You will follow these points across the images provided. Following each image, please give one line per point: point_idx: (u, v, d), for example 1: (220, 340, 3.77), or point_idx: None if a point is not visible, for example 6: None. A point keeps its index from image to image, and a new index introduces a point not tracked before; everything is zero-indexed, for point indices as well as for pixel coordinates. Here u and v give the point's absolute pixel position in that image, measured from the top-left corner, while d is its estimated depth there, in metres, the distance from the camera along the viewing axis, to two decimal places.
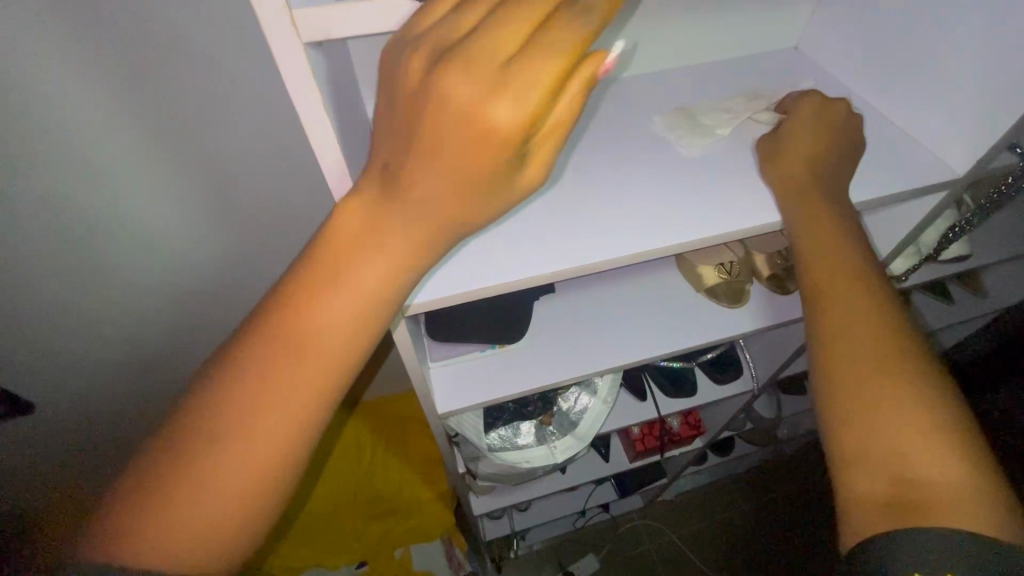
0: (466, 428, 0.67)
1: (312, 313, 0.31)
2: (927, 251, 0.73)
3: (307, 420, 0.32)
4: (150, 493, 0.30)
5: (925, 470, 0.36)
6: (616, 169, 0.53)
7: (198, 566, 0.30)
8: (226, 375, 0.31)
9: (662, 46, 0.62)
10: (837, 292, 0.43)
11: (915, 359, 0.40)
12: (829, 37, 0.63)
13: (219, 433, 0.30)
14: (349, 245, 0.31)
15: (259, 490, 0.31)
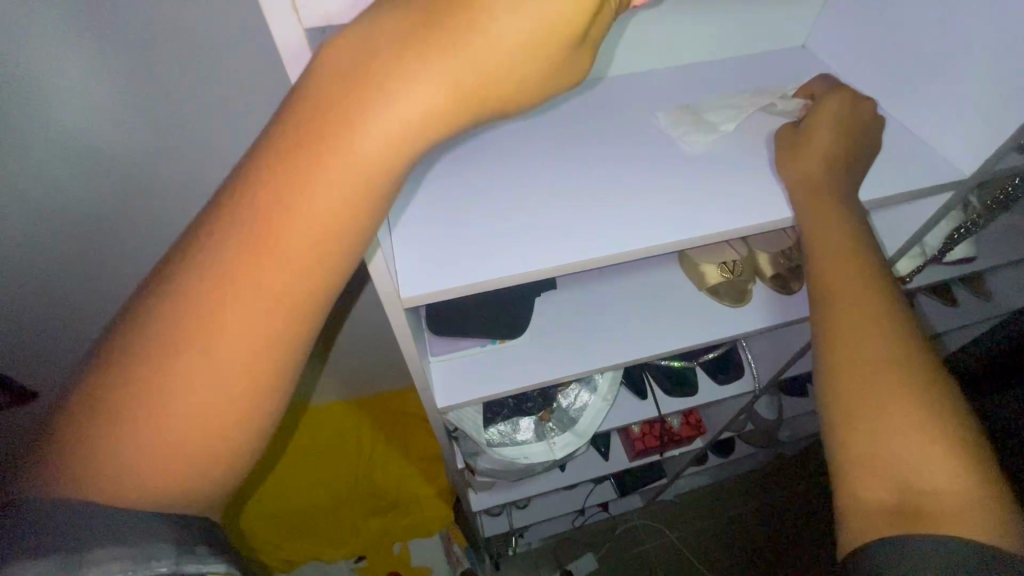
0: (464, 423, 0.67)
1: (277, 206, 0.26)
2: (932, 253, 0.72)
3: (270, 335, 0.27)
4: (104, 402, 0.27)
5: (925, 478, 0.36)
6: (619, 164, 0.53)
7: (168, 485, 0.28)
8: (163, 328, 0.27)
9: (669, 42, 0.62)
10: (847, 297, 0.43)
11: (923, 367, 0.40)
12: (838, 37, 0.63)
13: (173, 341, 0.27)
14: (306, 160, 0.25)
15: (218, 411, 0.27)
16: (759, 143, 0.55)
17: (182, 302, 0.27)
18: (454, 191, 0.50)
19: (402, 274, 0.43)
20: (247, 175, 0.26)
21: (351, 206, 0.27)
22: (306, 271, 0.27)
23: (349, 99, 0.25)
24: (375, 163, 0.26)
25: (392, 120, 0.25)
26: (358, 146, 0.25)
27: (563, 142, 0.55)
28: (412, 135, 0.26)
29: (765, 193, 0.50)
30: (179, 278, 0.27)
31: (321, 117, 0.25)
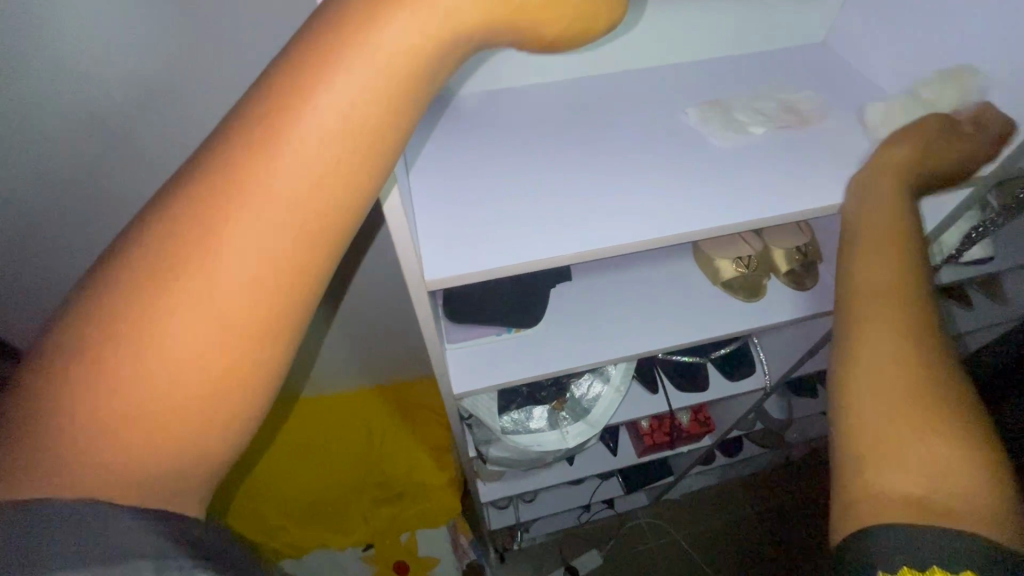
0: (479, 409, 0.68)
1: (287, 122, 0.22)
2: (949, 253, 0.73)
3: (261, 283, 0.22)
4: (57, 361, 0.21)
5: (935, 459, 0.31)
6: (640, 156, 0.53)
7: (128, 474, 0.22)
8: (104, 307, 0.21)
9: (691, 37, 0.62)
10: (878, 264, 0.39)
11: (940, 341, 0.36)
12: (859, 33, 0.63)
13: (145, 285, 0.21)
14: (295, 94, 0.22)
15: (187, 381, 0.22)
16: (783, 142, 0.56)
17: (128, 275, 0.21)
18: (476, 180, 0.51)
19: (427, 258, 0.44)
20: (229, 122, 0.23)
21: (348, 154, 0.23)
22: (308, 208, 0.22)
23: (351, 25, 0.23)
24: (385, 90, 0.23)
25: (397, 49, 0.23)
26: (357, 79, 0.22)
27: (585, 132, 0.56)
28: (417, 68, 0.24)
29: (786, 188, 0.51)
30: (129, 246, 0.22)
31: (317, 50, 0.23)
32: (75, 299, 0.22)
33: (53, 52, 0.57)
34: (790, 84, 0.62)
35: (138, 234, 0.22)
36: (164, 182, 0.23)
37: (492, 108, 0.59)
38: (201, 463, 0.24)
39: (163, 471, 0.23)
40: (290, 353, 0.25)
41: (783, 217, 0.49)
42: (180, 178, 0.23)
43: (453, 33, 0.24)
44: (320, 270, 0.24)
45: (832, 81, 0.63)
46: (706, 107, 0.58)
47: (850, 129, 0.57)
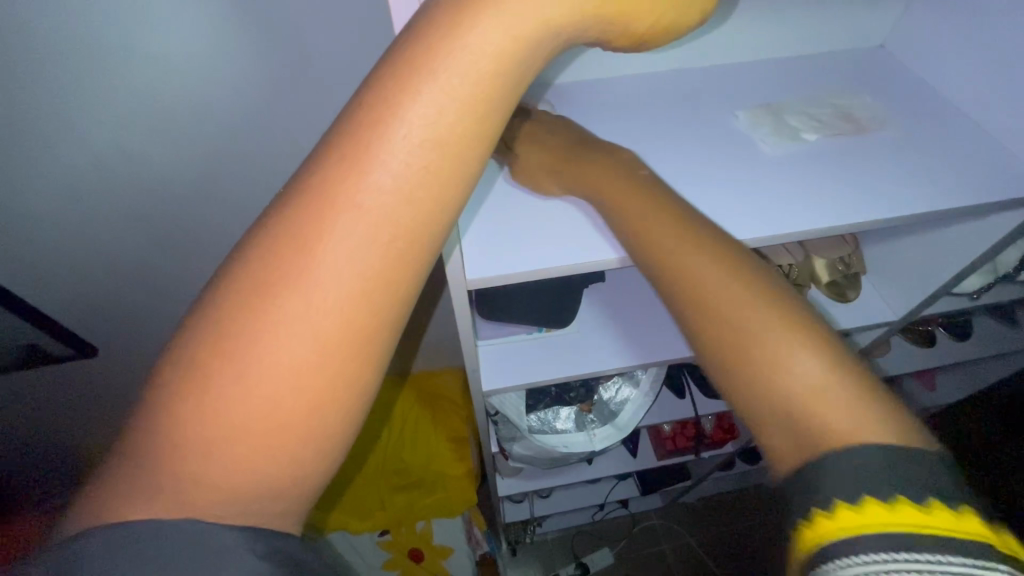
0: (506, 408, 0.69)
1: (374, 152, 0.22)
2: (1006, 271, 0.70)
3: (352, 310, 0.23)
4: (172, 392, 0.24)
5: (795, 378, 0.28)
6: (689, 160, 0.52)
7: (238, 490, 0.25)
8: (212, 329, 0.24)
9: (741, 37, 0.60)
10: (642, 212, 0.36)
11: (734, 257, 0.33)
12: (922, 38, 0.60)
13: (248, 320, 0.23)
14: (383, 112, 0.22)
15: (288, 405, 0.24)
16: (837, 150, 0.54)
17: (234, 300, 0.23)
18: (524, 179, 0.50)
19: (472, 257, 0.44)
20: (323, 140, 0.24)
21: (434, 170, 0.23)
22: (396, 235, 0.23)
23: (439, 33, 0.23)
24: (471, 108, 0.23)
25: (482, 57, 0.23)
26: (443, 91, 0.22)
27: (634, 131, 0.54)
28: (504, 74, 0.23)
29: (846, 199, 0.49)
30: (236, 270, 0.24)
31: (403, 64, 0.23)
32: (193, 320, 0.24)
33: (98, 58, 0.54)
34: (844, 90, 0.59)
35: (244, 257, 0.24)
36: (262, 210, 0.25)
37: (545, 106, 0.57)
38: (302, 473, 0.25)
39: (268, 479, 0.25)
40: (377, 370, 0.25)
41: (841, 228, 0.48)
42: (273, 214, 0.24)
43: (544, 29, 0.24)
44: (409, 287, 0.24)
45: (889, 86, 0.60)
46: (754, 109, 0.57)
47: (912, 140, 0.55)
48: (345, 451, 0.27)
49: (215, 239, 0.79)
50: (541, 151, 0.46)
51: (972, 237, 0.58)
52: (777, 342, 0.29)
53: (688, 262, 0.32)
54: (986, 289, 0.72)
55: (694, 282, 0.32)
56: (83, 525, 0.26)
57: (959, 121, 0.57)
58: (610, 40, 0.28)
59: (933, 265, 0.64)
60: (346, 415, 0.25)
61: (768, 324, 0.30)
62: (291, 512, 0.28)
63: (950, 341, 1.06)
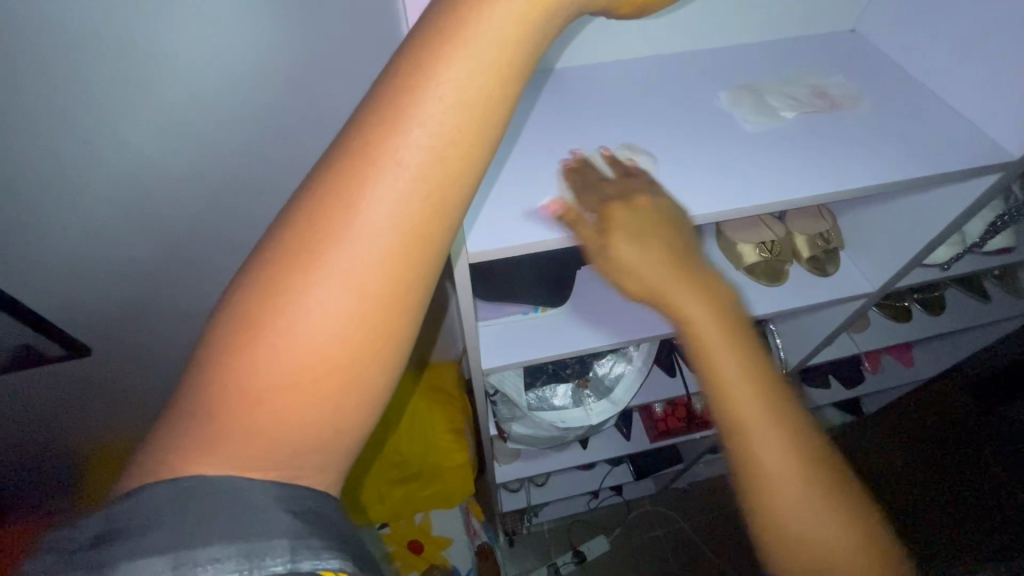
0: (505, 385, 0.71)
1: (408, 113, 0.24)
2: (972, 241, 0.75)
3: (392, 262, 0.25)
4: (223, 345, 0.25)
5: (815, 539, 0.38)
6: (676, 135, 0.55)
7: (283, 441, 0.26)
8: (263, 284, 0.25)
9: (722, 22, 0.62)
10: (729, 379, 0.39)
11: (797, 440, 0.39)
12: (891, 22, 0.63)
13: (296, 274, 0.25)
14: (417, 78, 0.24)
15: (330, 353, 0.25)
16: (818, 131, 0.57)
17: (284, 256, 0.25)
18: (524, 160, 0.51)
19: (476, 230, 0.45)
20: (360, 105, 0.26)
21: (464, 131, 0.25)
22: (432, 194, 0.25)
23: (467, 5, 0.24)
24: (496, 73, 0.25)
25: (504, 27, 0.25)
26: (471, 56, 0.24)
27: (623, 112, 0.57)
28: (525, 41, 0.25)
29: (824, 172, 0.52)
30: (284, 230, 0.25)
31: (432, 34, 0.24)
32: (244, 277, 0.26)
33: None
34: (820, 71, 0.63)
35: (291, 216, 0.25)
36: (303, 176, 0.26)
37: (545, 91, 0.59)
38: (344, 422, 0.27)
39: (315, 427, 0.26)
40: (412, 322, 0.27)
41: (820, 198, 0.51)
42: (314, 176, 0.26)
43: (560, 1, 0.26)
44: (440, 244, 0.26)
45: (860, 67, 0.64)
46: (619, 149, 0.52)
47: (884, 114, 0.58)
48: (382, 405, 0.29)
49: (227, 257, 0.77)
50: (641, 241, 0.43)
51: (938, 204, 0.62)
52: (802, 512, 0.38)
53: (738, 393, 0.38)
54: (955, 260, 0.76)
55: (763, 467, 0.38)
56: (140, 479, 0.27)
57: (927, 99, 0.61)
58: (615, 10, 0.30)
59: (904, 235, 0.67)
60: (385, 364, 0.27)
61: (805, 504, 0.38)
62: (331, 469, 0.29)
63: (926, 315, 1.10)
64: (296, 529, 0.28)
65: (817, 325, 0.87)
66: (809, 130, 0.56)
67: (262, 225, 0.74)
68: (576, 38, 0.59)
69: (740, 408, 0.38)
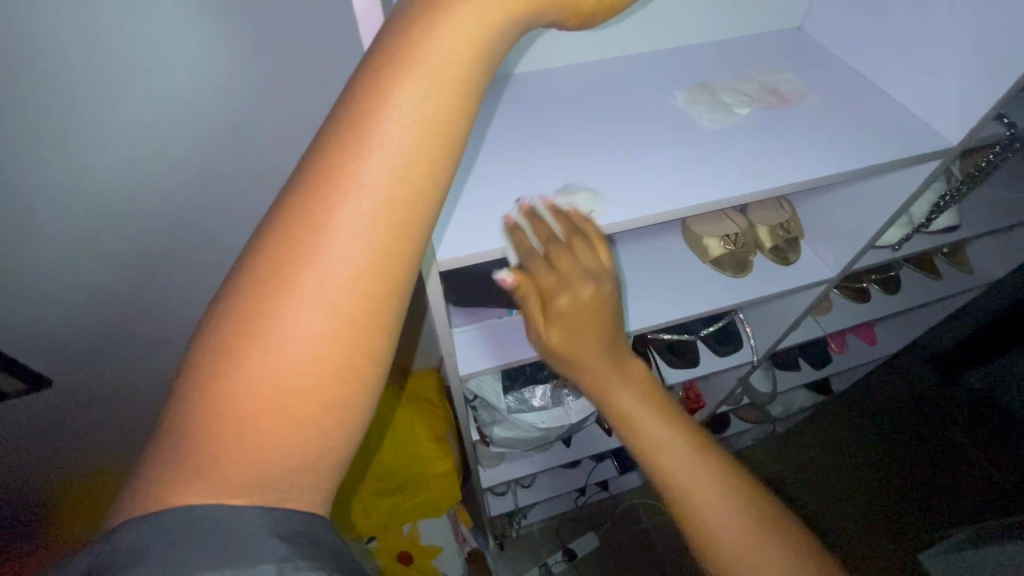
0: (485, 390, 0.71)
1: (371, 135, 0.24)
2: (919, 222, 0.79)
3: (364, 281, 0.25)
4: (200, 375, 0.25)
5: (709, 530, 0.38)
6: (638, 137, 0.56)
7: (267, 467, 0.26)
8: (237, 312, 0.25)
9: (673, 25, 0.64)
10: (602, 381, 0.43)
11: (676, 427, 0.42)
12: (833, 18, 0.66)
13: (270, 301, 0.25)
14: (376, 99, 0.24)
15: (309, 376, 0.25)
16: (773, 125, 0.58)
17: (254, 283, 0.25)
18: (491, 167, 0.52)
19: (450, 236, 0.46)
20: (322, 130, 0.26)
21: (425, 148, 0.25)
22: (400, 213, 0.25)
23: (418, 26, 0.25)
24: (453, 90, 0.25)
25: (457, 44, 0.25)
26: (426, 75, 0.25)
27: (585, 114, 0.58)
28: (479, 58, 0.26)
29: (778, 164, 0.54)
30: (255, 257, 0.25)
31: (388, 56, 0.25)
32: (218, 307, 0.26)
33: None
34: (770, 67, 0.65)
35: (262, 241, 0.25)
36: (271, 203, 0.26)
37: (508, 97, 0.60)
38: (327, 444, 0.27)
39: (299, 452, 0.26)
40: (390, 337, 0.27)
41: (775, 190, 0.53)
42: (281, 203, 0.26)
43: (509, 17, 0.26)
44: (411, 261, 0.26)
45: (807, 63, 0.66)
46: (520, 171, 0.52)
47: (831, 107, 0.61)
48: (365, 422, 0.29)
49: (200, 283, 0.75)
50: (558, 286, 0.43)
51: (888, 190, 0.64)
52: (694, 501, 0.39)
53: (608, 390, 0.43)
54: (905, 241, 0.80)
55: (653, 459, 0.41)
56: (122, 518, 0.27)
57: (869, 90, 0.64)
58: (564, 20, 0.31)
59: (857, 220, 0.70)
60: (364, 383, 0.27)
61: (699, 494, 0.39)
62: (317, 493, 0.29)
63: (883, 295, 1.15)
64: (285, 551, 0.28)
65: (784, 310, 0.90)
66: (763, 124, 0.58)
67: (230, 246, 0.73)
68: (537, 45, 0.60)
69: (617, 405, 0.43)
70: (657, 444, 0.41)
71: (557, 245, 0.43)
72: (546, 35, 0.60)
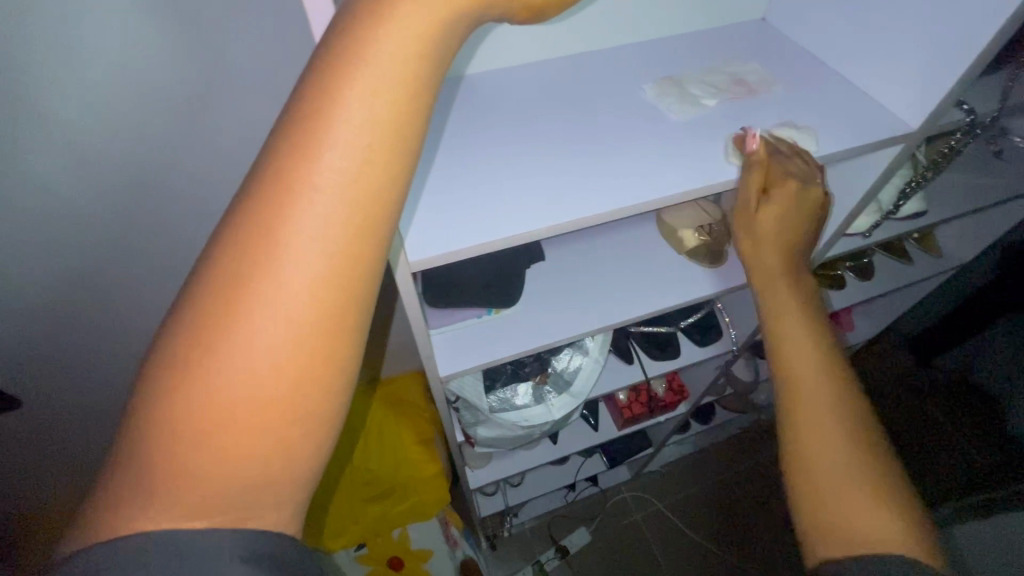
0: (466, 391, 0.71)
1: (319, 138, 0.24)
2: (887, 209, 0.81)
3: (324, 288, 0.24)
4: (154, 392, 0.24)
5: (847, 487, 0.44)
6: (608, 133, 0.56)
7: (231, 483, 0.25)
8: (191, 325, 0.24)
9: (640, 19, 0.65)
10: (787, 337, 0.52)
11: (846, 395, 0.48)
12: (795, 7, 0.67)
13: (224, 312, 0.24)
14: (322, 101, 0.24)
15: (270, 387, 0.25)
16: (741, 115, 0.59)
17: (208, 295, 0.24)
18: (460, 165, 0.52)
19: (419, 237, 0.45)
20: (270, 135, 0.25)
21: (377, 148, 0.25)
22: (356, 216, 0.25)
23: (361, 25, 0.24)
24: (402, 89, 0.25)
25: (404, 42, 0.24)
26: (373, 74, 0.24)
27: (554, 110, 0.58)
28: (427, 55, 0.25)
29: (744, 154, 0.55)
30: (207, 268, 0.25)
31: (333, 56, 0.24)
32: (171, 321, 0.25)
33: None
34: (737, 58, 0.66)
35: (213, 252, 0.25)
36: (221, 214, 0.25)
37: (476, 95, 0.60)
38: (296, 454, 0.26)
39: (266, 464, 0.26)
40: (354, 343, 0.27)
41: (742, 180, 0.53)
42: (231, 212, 0.25)
43: (455, 12, 0.26)
44: (372, 265, 0.26)
45: (771, 54, 0.67)
46: (488, 170, 0.51)
47: (795, 96, 0.62)
48: (334, 430, 0.28)
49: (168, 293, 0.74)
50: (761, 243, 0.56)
51: (854, 177, 0.66)
52: (837, 460, 0.45)
53: (795, 350, 0.51)
54: (875, 227, 0.82)
55: (804, 414, 0.48)
56: (77, 546, 0.26)
57: (833, 78, 0.65)
58: (512, 14, 0.30)
59: (827, 207, 0.71)
60: (331, 391, 0.26)
61: (843, 454, 0.45)
62: (285, 506, 0.28)
63: (858, 281, 1.18)
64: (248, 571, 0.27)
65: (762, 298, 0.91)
66: (731, 114, 0.59)
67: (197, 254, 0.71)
68: (503, 42, 0.60)
69: (795, 364, 0.50)
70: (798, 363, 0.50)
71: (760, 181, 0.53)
72: (512, 32, 0.60)
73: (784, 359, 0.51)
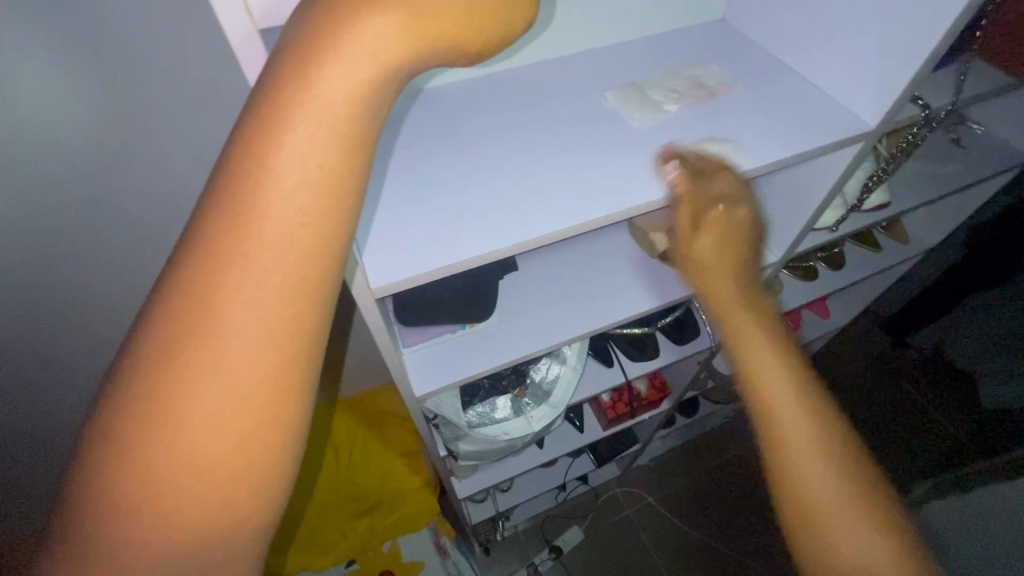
0: (444, 408, 0.70)
1: (251, 200, 0.22)
2: (852, 201, 0.82)
3: (267, 357, 0.23)
4: (87, 471, 0.22)
5: (842, 542, 0.36)
6: (573, 146, 0.55)
7: (175, 562, 0.24)
8: (122, 401, 0.22)
9: (601, 22, 0.64)
10: (750, 359, 0.40)
11: (828, 440, 0.38)
12: (753, 7, 0.67)
13: (156, 386, 0.22)
14: (252, 162, 0.22)
15: (214, 462, 0.23)
16: (703, 120, 0.59)
17: (133, 383, 0.22)
18: (419, 185, 0.50)
19: (379, 264, 0.44)
20: (198, 198, 0.23)
21: (313, 210, 0.23)
22: (298, 279, 0.23)
23: (287, 79, 0.23)
24: (337, 145, 0.23)
25: (335, 96, 0.23)
26: (305, 132, 0.23)
27: (516, 121, 0.57)
28: (361, 107, 0.24)
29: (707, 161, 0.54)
30: (137, 338, 0.23)
31: (262, 114, 0.23)
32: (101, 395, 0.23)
33: None
34: (698, 61, 0.66)
35: (143, 321, 0.23)
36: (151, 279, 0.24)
37: (437, 109, 0.58)
38: (248, 527, 0.25)
39: (213, 541, 0.24)
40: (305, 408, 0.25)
41: None
42: (164, 278, 0.23)
43: (390, 63, 0.24)
44: (317, 328, 0.25)
45: (732, 54, 0.67)
46: (448, 188, 0.50)
47: (755, 96, 0.62)
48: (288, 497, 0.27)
49: None
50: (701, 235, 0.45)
51: (818, 176, 0.66)
52: (826, 521, 0.36)
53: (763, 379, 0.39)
54: (842, 221, 0.83)
55: (789, 467, 0.37)
56: None
57: (792, 79, 0.65)
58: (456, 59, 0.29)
59: (792, 205, 0.72)
60: (280, 471, 0.25)
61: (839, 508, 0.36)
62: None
63: (830, 270, 1.20)
64: None
65: None
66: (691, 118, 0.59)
67: None
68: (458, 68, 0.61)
69: (773, 401, 0.38)
70: (774, 403, 0.38)
71: (704, 174, 0.48)
72: None
73: (753, 389, 0.39)
